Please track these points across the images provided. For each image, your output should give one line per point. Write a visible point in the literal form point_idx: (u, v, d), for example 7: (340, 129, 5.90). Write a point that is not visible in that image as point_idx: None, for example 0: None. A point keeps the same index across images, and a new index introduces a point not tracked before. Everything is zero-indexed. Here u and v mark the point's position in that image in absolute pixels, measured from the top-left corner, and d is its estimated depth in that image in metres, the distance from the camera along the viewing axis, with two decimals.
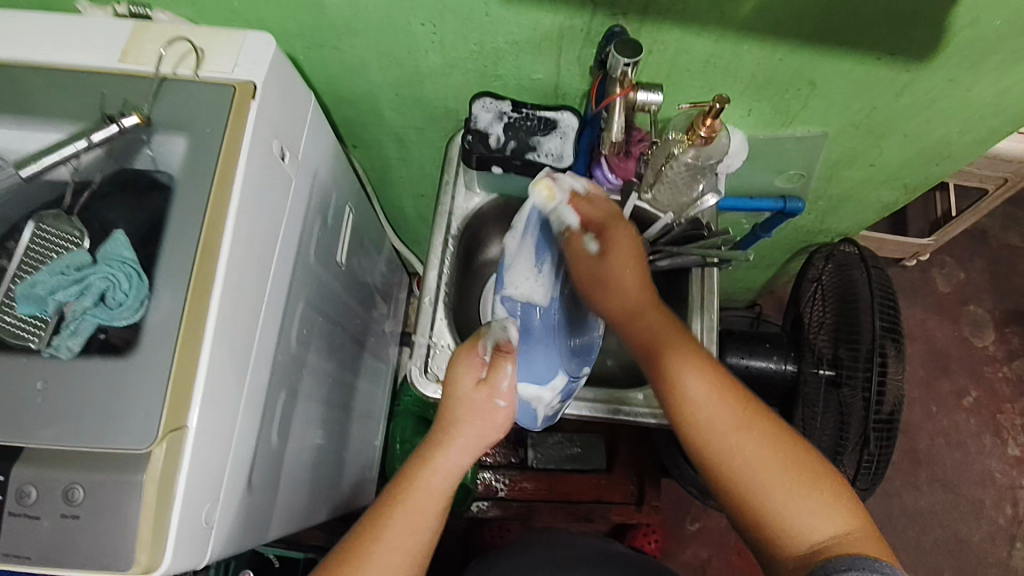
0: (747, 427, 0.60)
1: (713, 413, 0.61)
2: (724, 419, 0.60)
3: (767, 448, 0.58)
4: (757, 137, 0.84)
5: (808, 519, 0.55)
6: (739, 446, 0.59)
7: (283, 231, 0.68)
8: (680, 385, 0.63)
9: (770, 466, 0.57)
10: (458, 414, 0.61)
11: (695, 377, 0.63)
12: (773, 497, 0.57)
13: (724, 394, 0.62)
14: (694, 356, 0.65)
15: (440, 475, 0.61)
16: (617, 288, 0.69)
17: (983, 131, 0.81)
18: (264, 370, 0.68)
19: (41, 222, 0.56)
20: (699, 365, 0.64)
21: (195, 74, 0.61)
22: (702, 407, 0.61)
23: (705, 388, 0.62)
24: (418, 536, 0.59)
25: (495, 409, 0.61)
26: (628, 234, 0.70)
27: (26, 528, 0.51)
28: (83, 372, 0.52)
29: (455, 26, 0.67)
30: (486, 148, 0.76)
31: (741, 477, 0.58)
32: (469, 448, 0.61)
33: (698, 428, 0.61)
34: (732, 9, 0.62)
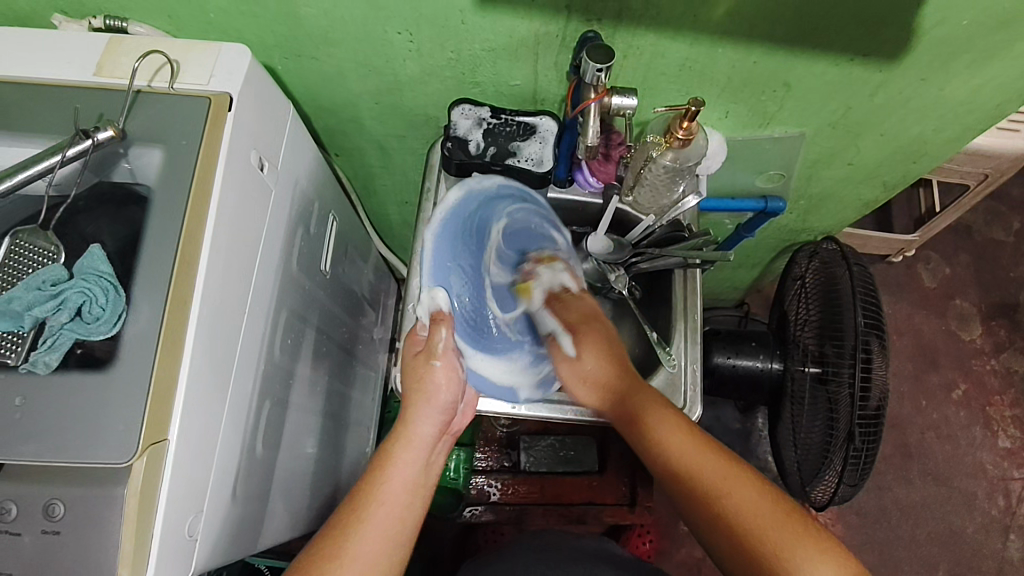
0: (740, 485, 0.59)
1: (710, 474, 0.60)
2: (709, 471, 0.60)
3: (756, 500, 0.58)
4: (736, 138, 0.85)
5: (809, 571, 0.53)
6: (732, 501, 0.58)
7: (264, 241, 0.68)
8: (664, 453, 0.64)
9: (763, 513, 0.57)
10: (423, 385, 0.66)
11: (679, 441, 0.63)
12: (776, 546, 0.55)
13: (712, 454, 0.62)
14: (676, 427, 0.65)
15: (415, 447, 0.63)
16: (594, 378, 0.73)
17: (959, 128, 0.82)
18: (247, 381, 0.67)
19: (16, 239, 0.54)
20: (679, 428, 0.64)
21: (170, 86, 0.61)
22: (694, 469, 0.61)
23: (696, 452, 0.62)
24: (399, 516, 0.59)
25: (431, 370, 0.67)
26: (599, 334, 0.75)
27: (6, 546, 0.51)
28: (63, 388, 0.52)
29: (431, 35, 0.67)
30: (465, 154, 0.76)
31: (740, 534, 0.57)
32: (439, 413, 0.66)
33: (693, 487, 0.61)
34: (703, 13, 0.62)
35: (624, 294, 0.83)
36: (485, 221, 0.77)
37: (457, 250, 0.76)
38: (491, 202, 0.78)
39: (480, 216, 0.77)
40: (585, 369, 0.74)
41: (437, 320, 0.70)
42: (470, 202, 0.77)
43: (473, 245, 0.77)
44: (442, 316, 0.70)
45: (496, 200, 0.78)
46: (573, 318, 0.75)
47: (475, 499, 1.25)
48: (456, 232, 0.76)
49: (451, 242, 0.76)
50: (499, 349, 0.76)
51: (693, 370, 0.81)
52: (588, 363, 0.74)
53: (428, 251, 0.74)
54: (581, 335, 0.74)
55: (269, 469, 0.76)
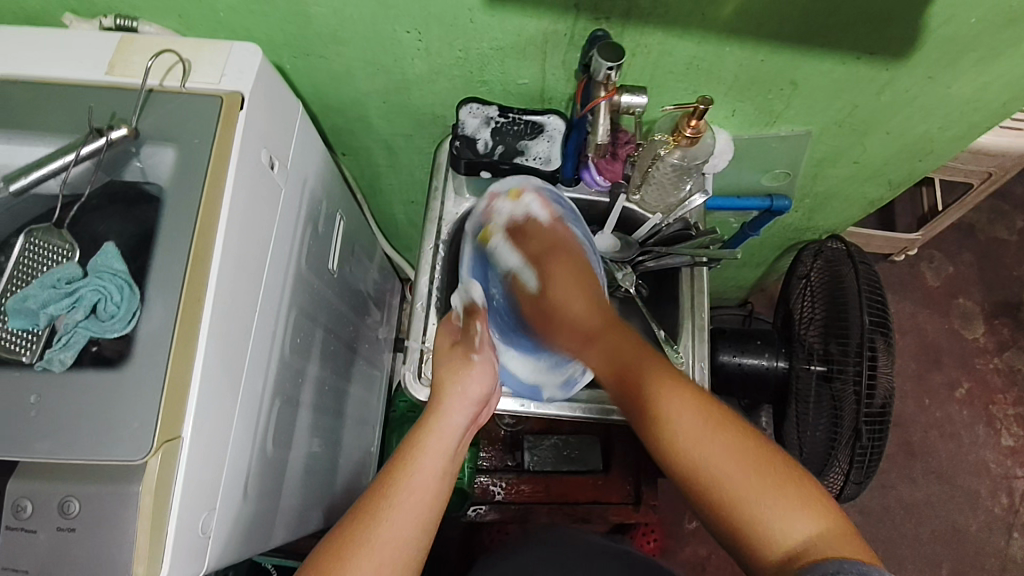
0: (720, 434, 0.58)
1: (688, 423, 0.59)
2: (694, 424, 0.59)
3: (740, 457, 0.57)
4: (743, 137, 0.85)
5: (779, 524, 0.54)
6: (714, 456, 0.57)
7: (274, 239, 0.68)
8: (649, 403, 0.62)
9: (744, 472, 0.56)
10: (459, 373, 0.68)
11: (662, 392, 0.61)
12: (756, 505, 0.55)
13: (692, 399, 0.60)
14: (662, 377, 0.63)
15: (443, 437, 0.64)
16: (566, 318, 0.72)
17: (964, 126, 0.82)
18: (258, 379, 0.68)
19: (32, 236, 0.55)
20: (665, 376, 0.62)
21: (182, 85, 0.62)
22: (674, 416, 0.60)
23: (677, 399, 0.61)
24: (430, 504, 0.59)
25: (468, 363, 0.69)
26: (567, 269, 0.75)
27: (23, 543, 0.51)
28: (77, 386, 0.52)
29: (440, 33, 0.68)
30: (473, 153, 0.76)
31: (717, 488, 0.57)
32: (467, 404, 0.67)
33: (669, 434, 0.60)
34: (711, 12, 0.63)
35: (631, 291, 0.84)
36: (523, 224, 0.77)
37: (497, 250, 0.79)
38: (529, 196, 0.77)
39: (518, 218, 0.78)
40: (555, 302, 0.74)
41: (471, 313, 0.74)
42: (511, 205, 0.78)
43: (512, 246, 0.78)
44: (475, 310, 0.74)
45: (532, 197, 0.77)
46: (535, 250, 0.76)
47: (479, 498, 1.25)
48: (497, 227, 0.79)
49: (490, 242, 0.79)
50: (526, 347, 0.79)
51: (701, 367, 0.81)
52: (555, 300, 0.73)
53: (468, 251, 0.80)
54: (548, 267, 0.75)
55: (280, 467, 0.77)
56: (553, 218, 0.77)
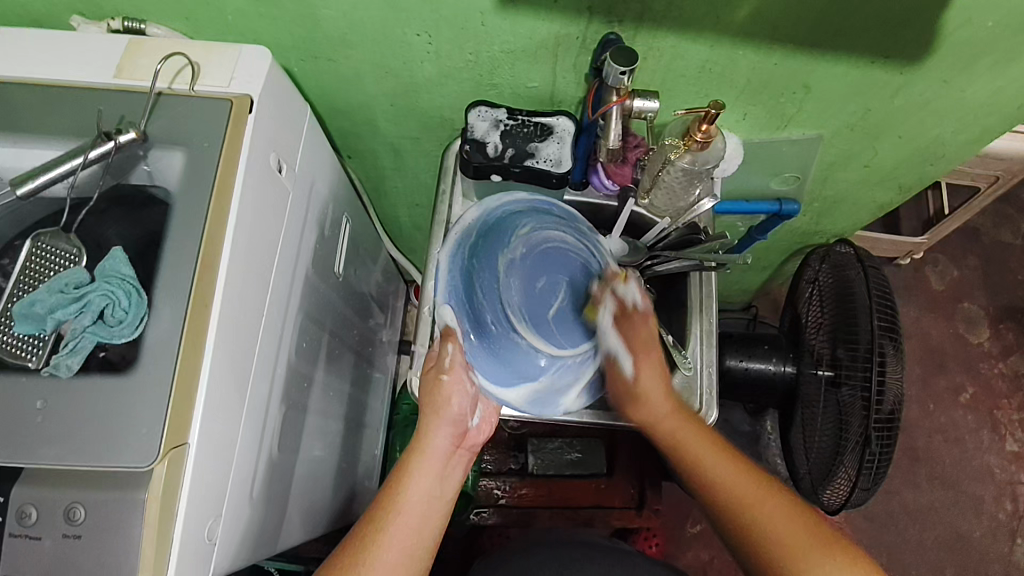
0: (773, 501, 0.64)
1: (740, 486, 0.66)
2: (748, 489, 0.65)
3: (791, 518, 0.63)
4: (753, 141, 0.85)
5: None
6: (770, 517, 0.63)
7: (282, 242, 0.68)
8: (702, 470, 0.68)
9: (797, 532, 0.62)
10: (437, 400, 0.69)
11: (715, 462, 0.68)
12: (811, 564, 0.60)
13: (742, 470, 0.67)
14: (710, 447, 0.69)
15: (429, 462, 0.66)
16: (650, 401, 0.71)
17: (977, 131, 0.81)
18: (265, 385, 0.67)
19: (39, 241, 0.55)
20: (713, 445, 0.69)
21: (191, 88, 0.61)
22: (731, 484, 0.66)
23: (732, 470, 0.67)
24: (419, 528, 0.62)
25: (439, 384, 0.69)
26: (652, 368, 0.71)
27: (27, 550, 0.50)
28: (84, 391, 0.52)
29: (451, 36, 0.67)
30: (483, 157, 0.75)
31: (773, 548, 0.62)
32: (450, 425, 0.68)
33: (726, 499, 0.66)
34: (726, 15, 0.62)
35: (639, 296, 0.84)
36: (504, 237, 0.74)
37: (469, 271, 0.73)
38: (509, 215, 0.76)
39: (499, 231, 0.74)
40: (640, 390, 0.71)
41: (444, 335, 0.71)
42: (490, 220, 0.76)
43: (486, 262, 0.72)
44: (451, 332, 0.70)
45: (513, 215, 0.76)
46: (633, 344, 0.71)
47: (482, 501, 1.25)
48: (474, 242, 0.75)
49: (462, 264, 0.74)
50: (515, 358, 0.70)
51: (709, 372, 0.81)
52: (643, 391, 0.71)
53: (442, 269, 0.74)
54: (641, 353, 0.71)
55: (287, 472, 0.76)
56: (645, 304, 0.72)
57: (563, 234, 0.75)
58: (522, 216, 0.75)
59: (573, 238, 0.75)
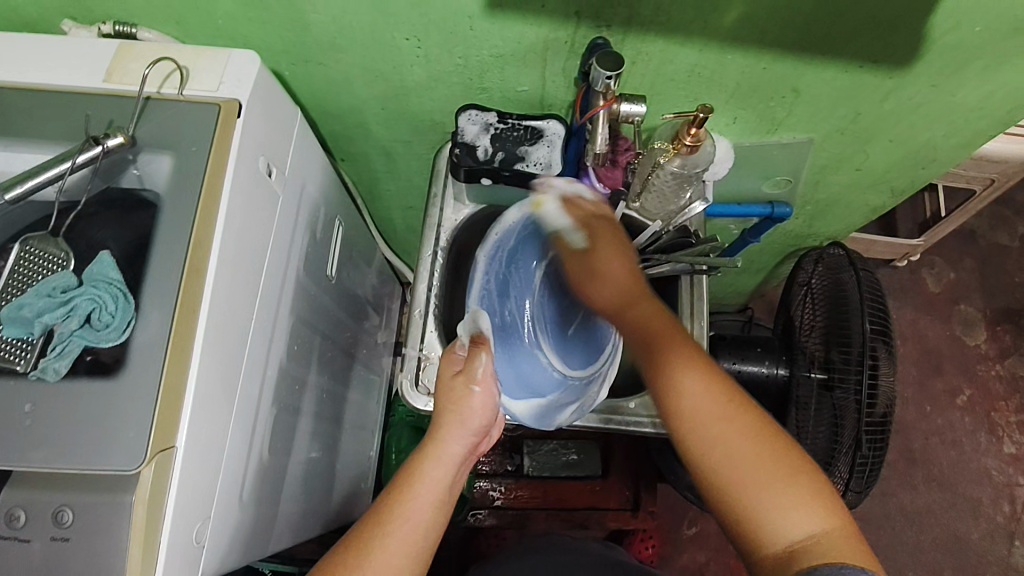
0: (737, 414, 0.54)
1: (700, 397, 0.55)
2: (709, 402, 0.55)
3: (754, 439, 0.53)
4: (744, 144, 0.85)
5: (784, 521, 0.51)
6: (728, 436, 0.53)
7: (272, 245, 0.68)
8: (665, 370, 0.57)
9: (755, 458, 0.52)
10: (461, 408, 0.65)
11: (680, 361, 0.57)
12: (757, 495, 0.52)
13: (713, 378, 0.56)
14: (679, 345, 0.58)
15: (442, 467, 0.62)
16: (608, 278, 0.65)
17: (968, 134, 0.81)
18: (255, 387, 0.67)
19: (28, 244, 0.54)
20: (684, 346, 0.58)
21: (180, 93, 0.62)
22: (697, 394, 0.55)
23: (703, 381, 0.56)
24: (421, 536, 0.59)
25: (470, 395, 0.65)
26: (613, 247, 0.67)
27: (15, 553, 0.50)
28: (71, 395, 0.52)
29: (440, 40, 0.67)
30: (473, 160, 0.75)
31: (724, 471, 0.53)
32: (473, 435, 0.64)
33: (691, 410, 0.55)
34: (714, 19, 0.62)
35: None
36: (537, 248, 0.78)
37: (503, 280, 0.77)
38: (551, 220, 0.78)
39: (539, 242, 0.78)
40: (596, 263, 0.66)
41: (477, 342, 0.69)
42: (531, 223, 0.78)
43: (521, 276, 0.77)
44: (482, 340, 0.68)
45: None
46: (583, 218, 0.70)
47: (478, 502, 1.25)
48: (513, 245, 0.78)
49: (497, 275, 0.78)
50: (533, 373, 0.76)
51: None
52: (599, 261, 0.66)
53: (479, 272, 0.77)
54: (596, 232, 0.68)
55: (278, 474, 0.77)
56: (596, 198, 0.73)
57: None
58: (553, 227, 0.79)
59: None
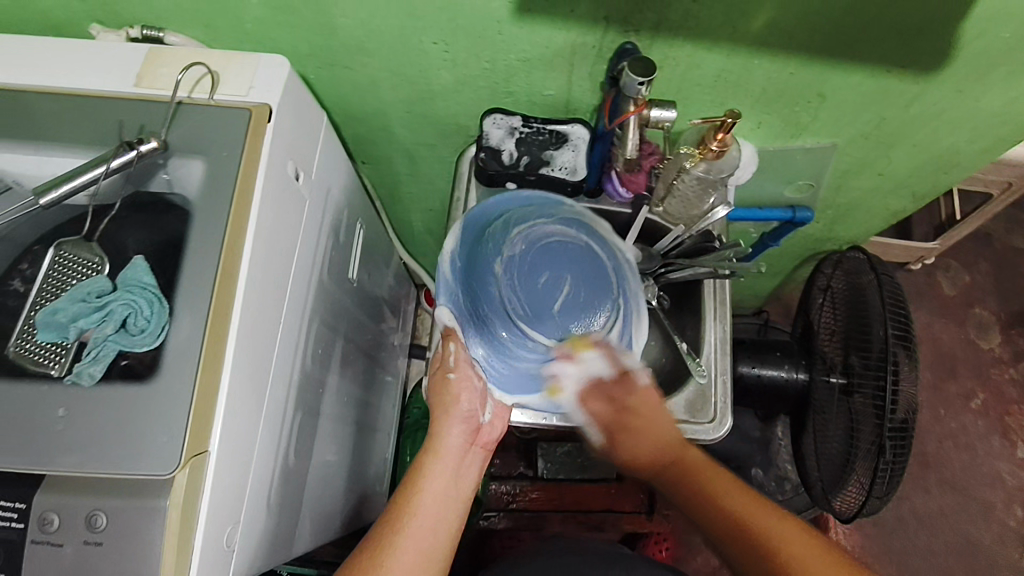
0: (799, 537, 0.59)
1: (759, 517, 0.61)
2: (770, 525, 0.60)
3: (822, 555, 0.57)
4: (767, 149, 0.84)
5: None
6: (794, 554, 0.57)
7: (299, 248, 0.68)
8: (718, 504, 0.64)
9: (824, 566, 0.56)
10: (446, 398, 0.67)
11: (731, 491, 0.64)
12: None
13: (768, 505, 0.62)
14: (725, 479, 0.66)
15: (442, 459, 0.64)
16: (630, 443, 0.69)
17: (992, 139, 0.81)
18: (282, 389, 0.67)
19: (61, 250, 0.56)
20: (733, 482, 0.65)
21: (210, 97, 0.62)
22: (756, 524, 0.61)
23: (749, 504, 0.62)
24: (434, 528, 0.60)
25: (449, 383, 0.68)
26: (635, 415, 0.70)
27: (49, 556, 0.50)
28: (106, 399, 0.52)
29: (467, 45, 0.67)
30: (499, 165, 0.77)
31: None
32: (461, 422, 0.67)
33: (759, 543, 0.59)
34: (743, 25, 0.62)
35: (653, 303, 0.83)
36: (499, 242, 0.74)
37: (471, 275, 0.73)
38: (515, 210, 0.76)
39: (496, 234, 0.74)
40: (617, 434, 0.70)
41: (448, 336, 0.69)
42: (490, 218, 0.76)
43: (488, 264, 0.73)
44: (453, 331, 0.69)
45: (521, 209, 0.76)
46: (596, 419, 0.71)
47: (493, 506, 1.25)
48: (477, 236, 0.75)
49: (464, 283, 0.73)
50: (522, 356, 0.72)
51: (723, 380, 0.80)
52: (621, 432, 0.70)
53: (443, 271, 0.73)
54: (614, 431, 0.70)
55: (301, 477, 0.77)
56: (619, 373, 0.71)
57: (562, 231, 0.75)
58: (512, 214, 0.75)
59: (573, 231, 0.76)
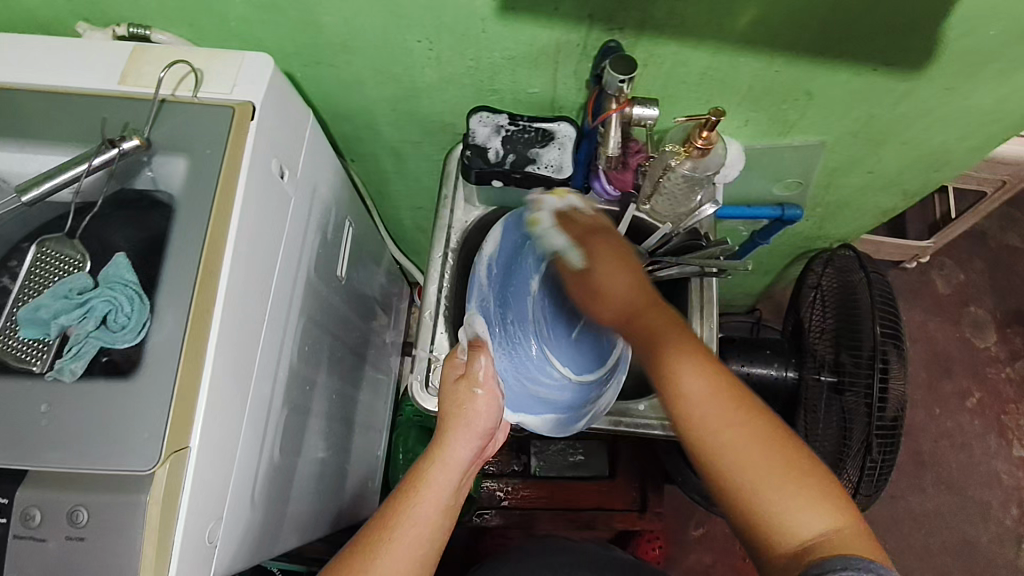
0: (744, 419, 0.55)
1: (703, 394, 0.56)
2: (719, 409, 0.55)
3: (768, 447, 0.54)
4: (755, 147, 0.85)
5: (802, 519, 0.52)
6: (734, 442, 0.54)
7: (284, 246, 0.68)
8: (671, 374, 0.56)
9: (764, 457, 0.53)
10: (464, 410, 0.65)
11: (689, 366, 0.56)
12: (773, 496, 0.53)
13: (724, 383, 0.56)
14: (685, 345, 0.57)
15: (447, 471, 0.63)
16: (606, 285, 0.63)
17: (982, 137, 0.81)
18: (267, 384, 0.68)
19: (44, 247, 0.56)
20: (693, 350, 0.57)
21: (194, 95, 0.62)
22: (702, 406, 0.55)
23: (705, 383, 0.56)
24: (427, 540, 0.59)
25: (473, 398, 0.65)
26: (610, 242, 0.66)
27: (31, 551, 0.51)
28: (87, 395, 0.52)
29: (453, 43, 0.67)
30: (484, 162, 0.76)
31: (735, 477, 0.54)
32: (477, 438, 0.65)
33: (693, 415, 0.55)
34: (727, 22, 0.62)
35: None
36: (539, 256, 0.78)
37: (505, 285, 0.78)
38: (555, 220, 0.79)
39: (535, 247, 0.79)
40: (597, 279, 0.63)
41: (476, 347, 0.69)
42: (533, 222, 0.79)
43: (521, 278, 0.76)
44: (482, 345, 0.69)
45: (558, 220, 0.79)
46: (577, 233, 0.68)
47: (486, 503, 1.26)
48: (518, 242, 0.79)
49: (498, 290, 0.78)
50: (531, 372, 0.75)
51: None
52: (602, 271, 0.63)
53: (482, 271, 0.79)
54: (590, 247, 0.66)
55: (288, 474, 0.77)
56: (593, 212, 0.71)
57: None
58: None
59: None
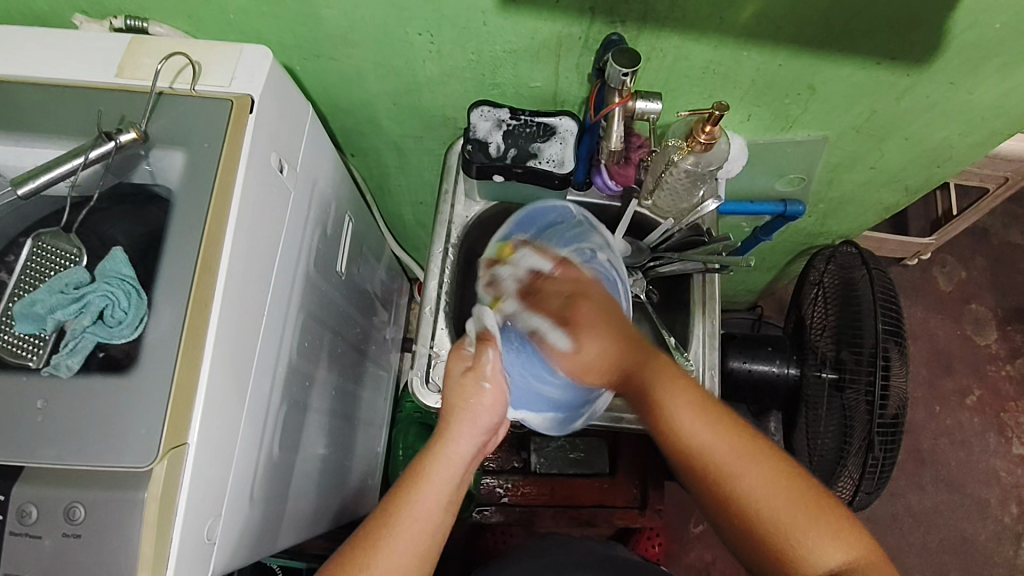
0: (750, 461, 0.60)
1: (707, 439, 0.62)
2: (724, 448, 0.61)
3: (775, 483, 0.59)
4: (757, 142, 0.84)
5: (821, 552, 0.57)
6: (746, 479, 0.60)
7: (284, 241, 0.68)
8: (673, 423, 0.63)
9: (775, 495, 0.59)
10: (466, 403, 0.63)
11: (689, 415, 0.63)
12: (789, 533, 0.58)
13: (727, 429, 0.62)
14: (685, 396, 0.64)
15: (450, 466, 0.62)
16: (597, 354, 0.68)
17: (985, 133, 0.80)
18: (266, 380, 0.67)
19: (39, 241, 0.56)
20: (696, 401, 0.64)
21: (192, 88, 0.61)
22: (708, 449, 0.62)
23: (708, 431, 0.62)
24: (430, 534, 0.59)
25: (481, 392, 0.63)
26: (591, 305, 0.69)
27: (28, 549, 0.50)
28: (84, 390, 0.52)
29: (453, 36, 0.67)
30: (485, 157, 0.75)
31: (753, 517, 0.59)
32: (480, 432, 0.63)
33: (701, 460, 0.62)
34: (730, 15, 0.62)
35: (641, 297, 0.84)
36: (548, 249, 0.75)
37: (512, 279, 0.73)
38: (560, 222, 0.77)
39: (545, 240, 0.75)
40: (586, 351, 0.68)
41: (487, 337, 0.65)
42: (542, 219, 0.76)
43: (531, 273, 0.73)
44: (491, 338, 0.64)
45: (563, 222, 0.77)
46: (568, 290, 0.70)
47: (485, 500, 1.25)
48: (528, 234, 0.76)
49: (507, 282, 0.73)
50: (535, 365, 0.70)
51: (712, 375, 0.82)
52: (590, 342, 0.68)
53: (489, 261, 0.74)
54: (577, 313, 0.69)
55: (288, 471, 0.77)
56: (557, 262, 0.73)
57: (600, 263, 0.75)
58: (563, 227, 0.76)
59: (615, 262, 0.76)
